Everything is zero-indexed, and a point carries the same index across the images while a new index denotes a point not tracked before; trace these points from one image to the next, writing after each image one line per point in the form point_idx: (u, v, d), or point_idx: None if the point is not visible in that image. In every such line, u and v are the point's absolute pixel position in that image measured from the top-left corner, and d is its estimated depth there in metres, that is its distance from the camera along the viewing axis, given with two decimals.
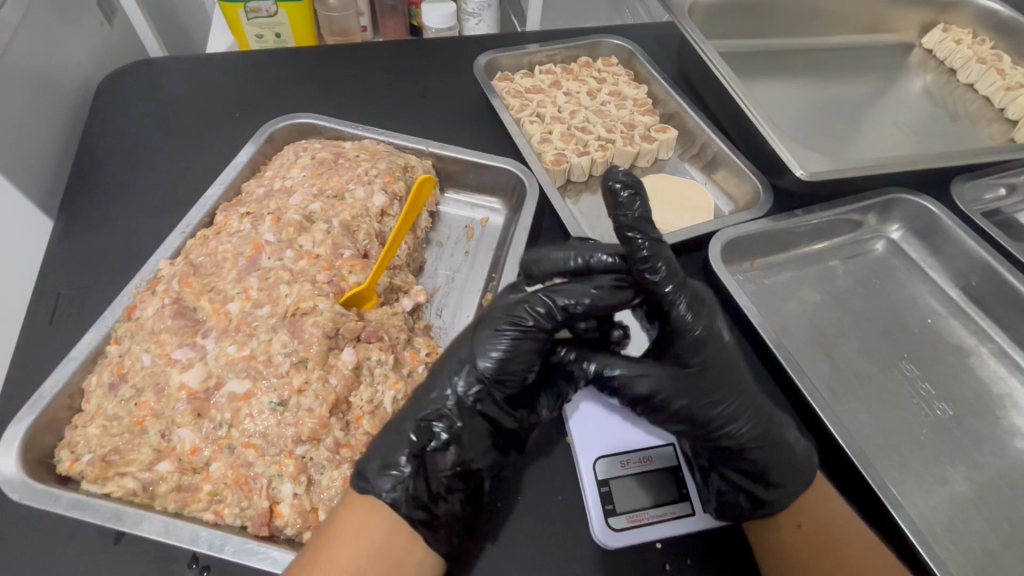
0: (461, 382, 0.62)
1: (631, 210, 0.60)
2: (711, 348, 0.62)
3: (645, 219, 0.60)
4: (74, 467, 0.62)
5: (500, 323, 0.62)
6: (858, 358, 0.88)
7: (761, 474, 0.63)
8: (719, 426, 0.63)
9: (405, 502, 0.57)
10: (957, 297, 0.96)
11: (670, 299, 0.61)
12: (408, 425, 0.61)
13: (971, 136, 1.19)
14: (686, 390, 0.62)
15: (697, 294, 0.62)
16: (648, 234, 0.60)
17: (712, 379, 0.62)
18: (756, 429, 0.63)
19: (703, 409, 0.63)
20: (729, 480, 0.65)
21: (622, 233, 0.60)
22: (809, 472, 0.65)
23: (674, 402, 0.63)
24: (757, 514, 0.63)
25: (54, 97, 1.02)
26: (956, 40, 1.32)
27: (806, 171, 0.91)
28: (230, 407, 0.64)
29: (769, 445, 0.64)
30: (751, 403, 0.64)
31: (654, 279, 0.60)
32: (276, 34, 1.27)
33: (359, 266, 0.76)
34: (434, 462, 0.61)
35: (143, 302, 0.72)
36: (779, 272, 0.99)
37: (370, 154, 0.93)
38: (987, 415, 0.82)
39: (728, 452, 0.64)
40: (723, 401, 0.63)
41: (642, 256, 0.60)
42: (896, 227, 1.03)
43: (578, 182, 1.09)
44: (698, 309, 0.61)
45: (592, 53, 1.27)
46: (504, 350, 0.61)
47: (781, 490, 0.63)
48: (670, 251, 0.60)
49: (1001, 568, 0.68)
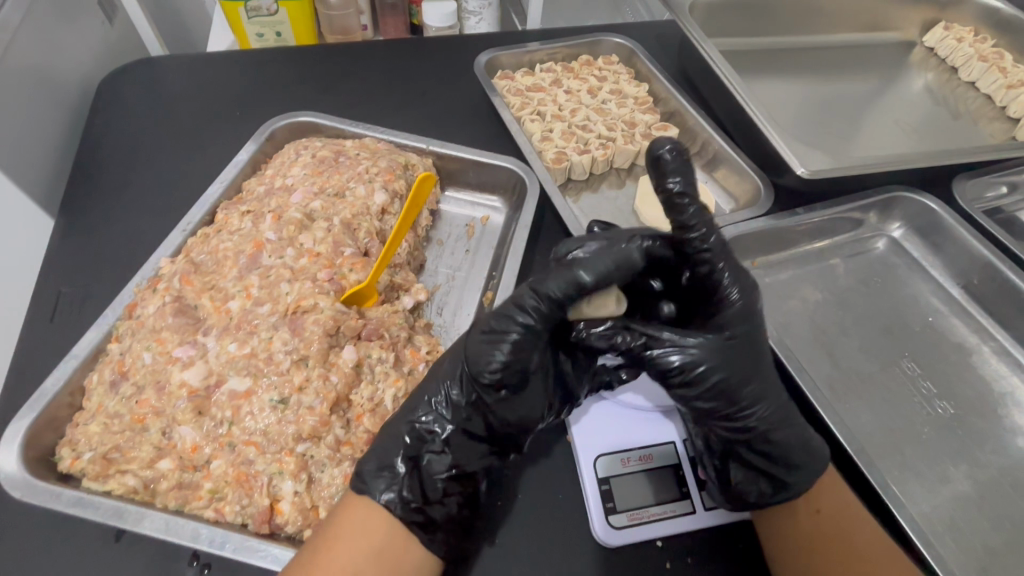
0: (456, 387, 0.62)
1: (680, 177, 0.61)
2: (751, 323, 0.62)
3: (693, 185, 0.61)
4: (75, 465, 0.62)
5: (492, 323, 0.60)
6: (859, 356, 0.88)
7: (781, 457, 0.63)
8: (748, 405, 0.61)
9: (400, 503, 0.57)
10: (959, 296, 0.96)
11: (718, 269, 0.62)
12: (402, 428, 0.62)
13: (972, 134, 1.19)
14: (727, 363, 0.60)
15: (739, 265, 0.63)
16: (697, 202, 0.61)
17: (747, 356, 0.61)
18: (781, 410, 0.62)
19: (737, 386, 0.60)
20: (748, 464, 0.64)
21: (671, 199, 0.61)
22: (822, 461, 0.64)
23: (714, 375, 0.59)
24: (777, 498, 0.64)
25: (54, 96, 1.02)
26: (958, 38, 1.32)
27: (808, 169, 0.91)
28: (230, 404, 0.64)
29: (792, 427, 0.63)
30: (774, 384, 0.63)
31: (704, 245, 0.61)
32: (276, 32, 1.27)
33: (360, 264, 0.76)
34: (429, 464, 0.61)
35: (144, 300, 0.72)
36: (779, 270, 0.98)
37: (371, 152, 0.93)
38: (989, 414, 0.82)
39: (752, 435, 0.62)
40: (755, 380, 0.61)
41: (692, 225, 0.61)
42: (898, 225, 1.03)
43: (579, 180, 1.09)
44: (741, 281, 0.62)
45: (593, 51, 1.27)
46: (500, 351, 0.59)
47: (800, 473, 0.63)
48: (716, 225, 0.62)
49: (1003, 567, 0.68)
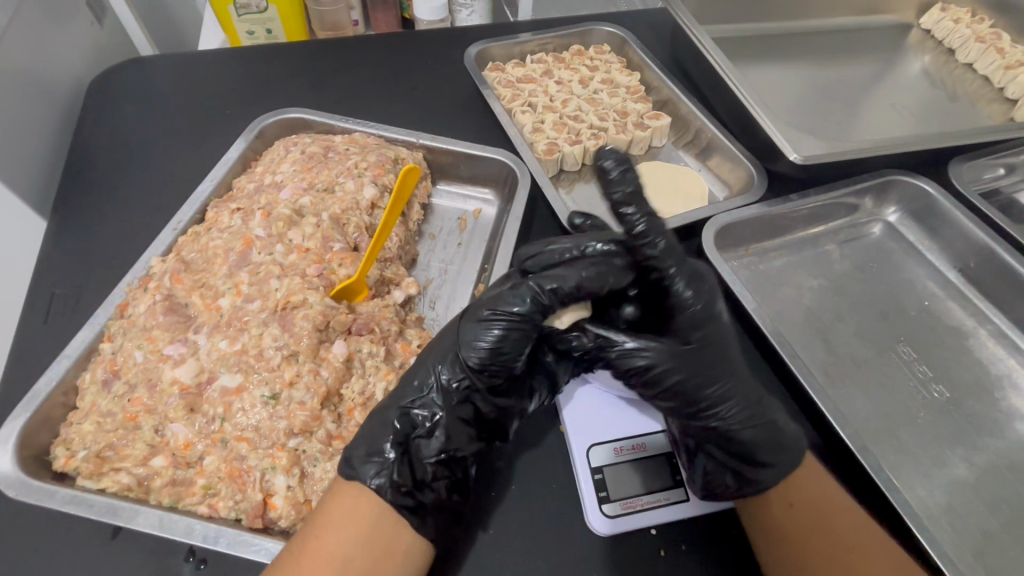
0: (447, 372, 0.63)
1: (622, 187, 0.63)
2: (709, 327, 0.64)
3: (637, 195, 0.63)
4: (69, 464, 0.63)
5: (484, 312, 0.62)
6: (855, 342, 0.87)
7: (748, 453, 0.63)
8: (711, 404, 0.63)
9: (390, 487, 0.57)
10: (956, 280, 0.95)
11: (670, 275, 0.63)
12: (391, 414, 0.62)
13: (970, 115, 1.17)
14: (684, 366, 0.62)
15: (694, 270, 0.64)
16: (643, 210, 0.62)
17: (710, 358, 0.63)
18: (747, 411, 0.63)
19: (698, 387, 0.62)
20: (714, 458, 0.65)
21: (617, 211, 0.63)
22: (798, 455, 0.65)
23: (670, 377, 0.62)
24: (742, 492, 0.64)
25: (44, 97, 1.02)
26: (955, 19, 1.31)
27: (800, 154, 0.90)
28: (222, 401, 0.64)
29: (759, 426, 0.64)
30: (745, 386, 0.64)
31: (653, 252, 0.62)
32: (266, 29, 1.27)
33: (348, 259, 0.76)
34: (418, 449, 0.62)
35: (135, 300, 0.72)
36: (774, 257, 0.98)
37: (360, 146, 0.92)
38: (985, 397, 0.82)
39: (718, 432, 0.64)
40: (717, 380, 0.63)
41: (639, 231, 0.62)
42: (893, 210, 1.02)
43: (571, 171, 1.08)
44: (697, 287, 0.64)
45: (584, 41, 1.26)
46: (492, 340, 0.61)
47: (768, 470, 0.63)
48: (668, 230, 0.63)
49: (999, 549, 0.68)
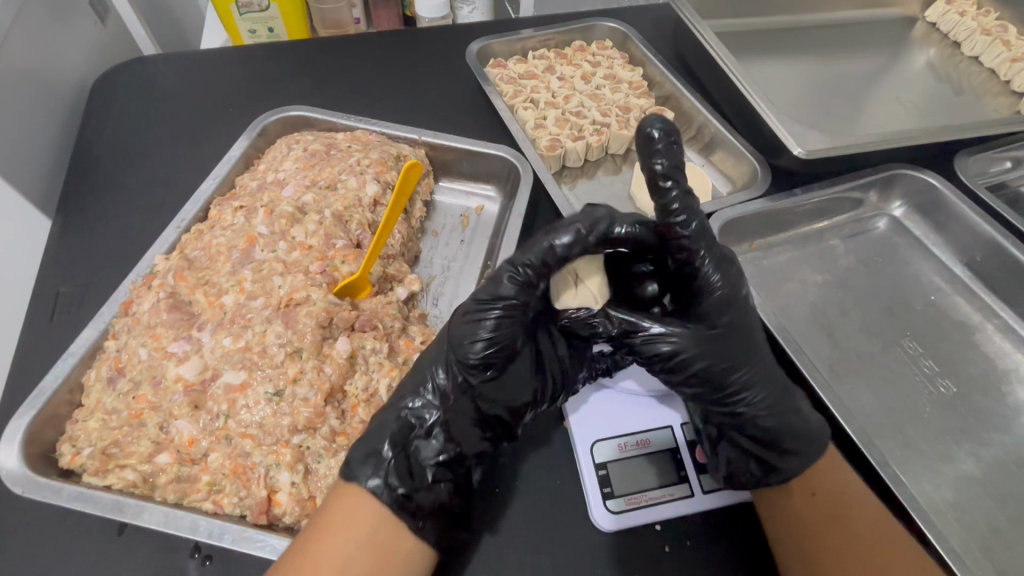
0: (443, 372, 0.63)
1: (665, 157, 0.61)
2: (735, 311, 0.63)
3: (678, 169, 0.61)
4: (75, 461, 0.63)
5: (476, 303, 0.62)
6: (860, 337, 0.87)
7: (771, 441, 0.63)
8: (736, 389, 0.63)
9: (385, 489, 0.57)
10: (962, 274, 0.95)
11: (700, 257, 0.62)
12: (390, 414, 0.62)
13: (977, 108, 1.16)
14: (710, 350, 0.62)
15: (722, 253, 0.63)
16: (681, 186, 0.61)
17: (735, 343, 0.63)
18: (770, 398, 0.64)
19: (723, 372, 0.62)
20: (739, 447, 0.64)
21: (654, 182, 0.62)
22: (822, 442, 0.64)
23: (696, 362, 0.62)
24: (769, 481, 0.63)
25: (48, 97, 1.02)
26: (960, 12, 1.30)
27: (805, 149, 0.90)
28: (226, 398, 0.65)
29: (783, 412, 0.63)
30: (767, 372, 0.64)
31: (685, 233, 0.61)
32: (268, 28, 1.27)
33: (352, 256, 0.76)
34: (417, 450, 0.61)
35: (139, 297, 0.73)
36: (778, 252, 0.97)
37: (362, 144, 0.92)
38: (993, 392, 0.81)
39: (742, 418, 0.64)
40: (741, 365, 0.63)
41: (674, 210, 0.61)
42: (899, 204, 1.02)
43: (574, 167, 1.08)
44: (725, 271, 0.63)
45: (586, 37, 1.25)
46: (486, 329, 0.61)
47: (794, 458, 0.63)
48: (701, 212, 0.63)
49: (1007, 544, 0.67)
